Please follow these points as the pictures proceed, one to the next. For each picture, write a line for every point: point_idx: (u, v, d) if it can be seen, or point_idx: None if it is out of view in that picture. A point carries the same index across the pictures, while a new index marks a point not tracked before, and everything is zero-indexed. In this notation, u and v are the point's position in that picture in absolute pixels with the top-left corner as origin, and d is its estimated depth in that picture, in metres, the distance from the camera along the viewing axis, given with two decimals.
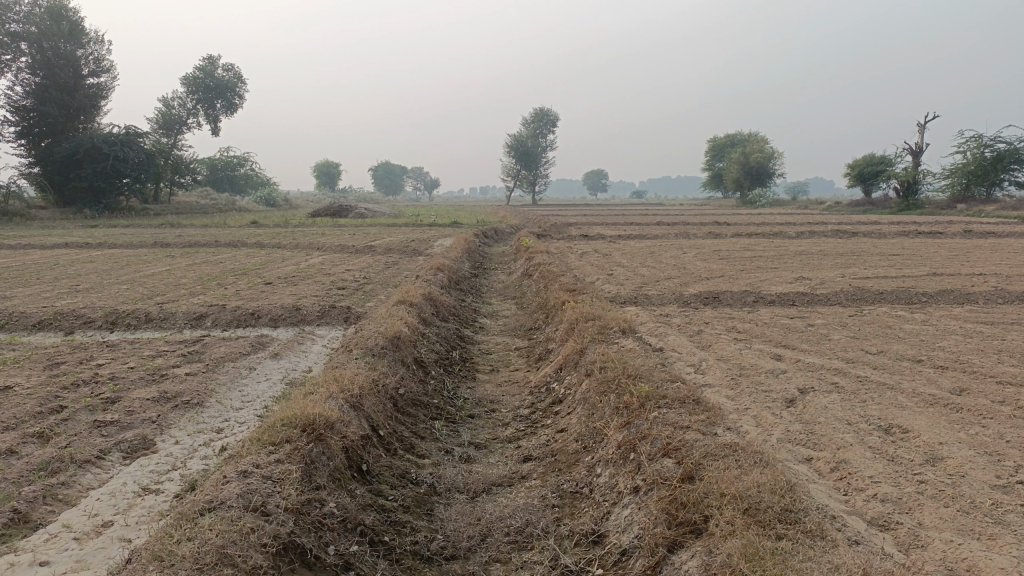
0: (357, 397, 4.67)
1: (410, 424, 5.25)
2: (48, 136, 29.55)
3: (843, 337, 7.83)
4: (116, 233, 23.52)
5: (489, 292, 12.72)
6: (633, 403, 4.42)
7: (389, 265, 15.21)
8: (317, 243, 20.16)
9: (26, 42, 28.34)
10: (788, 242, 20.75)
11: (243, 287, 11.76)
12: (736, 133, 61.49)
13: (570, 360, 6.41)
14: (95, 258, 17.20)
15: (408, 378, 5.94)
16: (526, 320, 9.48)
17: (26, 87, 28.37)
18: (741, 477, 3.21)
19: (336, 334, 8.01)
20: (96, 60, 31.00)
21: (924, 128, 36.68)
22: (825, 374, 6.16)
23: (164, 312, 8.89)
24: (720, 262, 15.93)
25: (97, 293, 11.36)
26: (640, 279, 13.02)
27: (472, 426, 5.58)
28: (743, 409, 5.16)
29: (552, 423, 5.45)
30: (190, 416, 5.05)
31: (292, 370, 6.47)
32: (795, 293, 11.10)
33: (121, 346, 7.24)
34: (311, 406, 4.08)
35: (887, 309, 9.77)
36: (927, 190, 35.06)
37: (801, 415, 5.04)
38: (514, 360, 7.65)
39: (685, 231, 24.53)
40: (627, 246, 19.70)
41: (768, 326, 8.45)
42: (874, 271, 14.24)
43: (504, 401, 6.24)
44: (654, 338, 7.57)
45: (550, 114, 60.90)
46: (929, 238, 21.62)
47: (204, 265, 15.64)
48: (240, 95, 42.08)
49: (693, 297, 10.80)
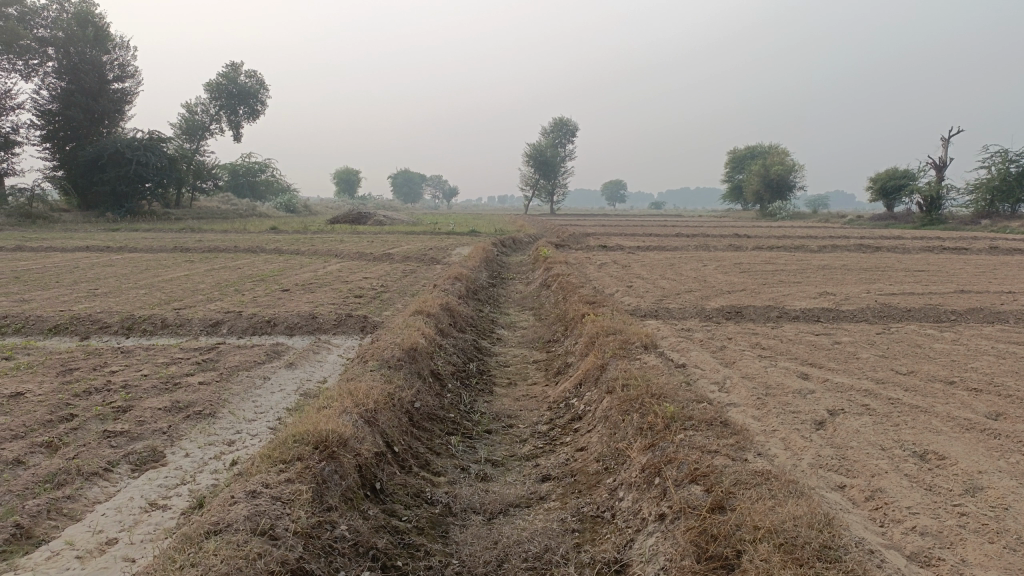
0: (372, 412, 4.53)
1: (426, 439, 5.11)
2: (72, 140, 29.89)
3: (871, 356, 7.61)
4: (137, 237, 23.65)
5: (507, 303, 12.58)
6: (657, 424, 4.26)
7: (407, 273, 15.12)
8: (335, 250, 20.14)
9: (53, 47, 28.57)
10: (810, 256, 20.48)
11: (260, 294, 11.70)
12: (757, 146, 61.09)
13: (590, 375, 6.24)
14: (116, 262, 17.28)
15: (424, 391, 5.80)
16: (544, 332, 9.33)
17: (52, 91, 28.64)
18: (775, 509, 3.04)
19: (352, 344, 7.89)
20: (121, 65, 31.30)
21: (948, 142, 36.23)
22: (855, 395, 5.95)
23: (180, 318, 8.82)
24: (741, 275, 15.71)
25: (115, 297, 11.35)
26: (661, 292, 12.84)
27: (489, 442, 5.43)
28: (771, 431, 4.97)
29: (572, 440, 5.29)
30: (201, 427, 4.94)
31: (306, 381, 6.35)
32: (820, 309, 10.87)
33: (135, 353, 7.17)
34: (324, 422, 3.95)
35: (915, 327, 9.52)
36: (951, 205, 34.60)
37: (832, 438, 4.84)
38: (532, 373, 7.49)
39: (705, 243, 24.30)
40: (646, 258, 19.49)
41: (793, 343, 8.24)
42: (899, 287, 13.97)
43: (522, 416, 6.08)
44: (676, 354, 7.39)
45: (570, 124, 60.80)
46: (955, 254, 21.28)
47: (223, 270, 15.65)
48: (262, 102, 42.35)
49: (715, 311, 10.61)
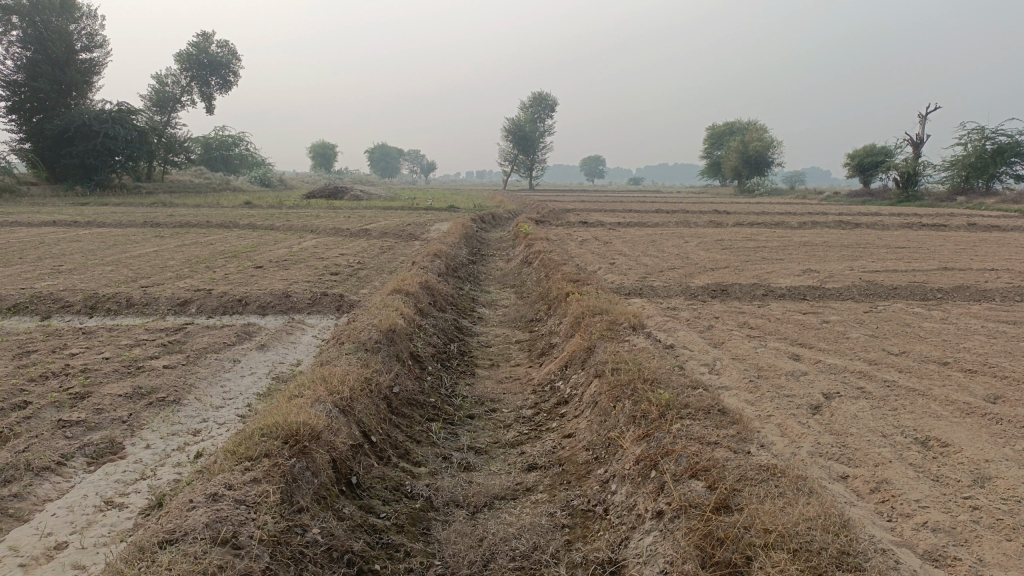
0: (348, 399, 4.25)
1: (406, 427, 4.84)
2: (40, 111, 28.96)
3: (861, 336, 7.43)
4: (106, 212, 23.02)
5: (487, 280, 12.30)
6: (652, 412, 4.02)
7: (384, 250, 14.75)
8: (311, 226, 19.72)
9: (18, 15, 27.60)
10: (790, 232, 20.37)
11: (232, 271, 11.32)
12: (735, 122, 60.98)
13: (576, 357, 5.99)
14: (83, 237, 16.75)
15: (403, 376, 5.52)
16: (527, 311, 9.05)
17: (17, 61, 27.68)
18: (785, 511, 2.82)
19: (327, 324, 7.57)
20: (89, 34, 30.32)
21: (925, 119, 36.26)
22: (849, 378, 5.76)
23: (147, 297, 8.44)
24: (723, 252, 15.54)
25: (80, 275, 10.90)
26: (644, 269, 12.62)
27: (472, 428, 5.17)
28: (766, 417, 4.75)
29: (558, 427, 5.06)
30: (165, 415, 4.63)
31: (279, 364, 6.04)
32: (805, 286, 10.70)
33: (97, 334, 6.81)
34: (296, 412, 3.66)
35: (903, 305, 9.37)
36: (927, 181, 34.73)
37: (830, 424, 4.65)
38: (514, 354, 7.24)
39: (685, 219, 24.14)
40: (627, 234, 19.26)
41: (782, 322, 8.05)
42: (882, 264, 13.86)
43: (506, 400, 5.83)
44: (663, 334, 7.16)
45: (549, 98, 60.17)
46: (933, 230, 21.29)
47: (194, 246, 15.19)
48: (235, 73, 41.36)
49: (701, 289, 10.39)
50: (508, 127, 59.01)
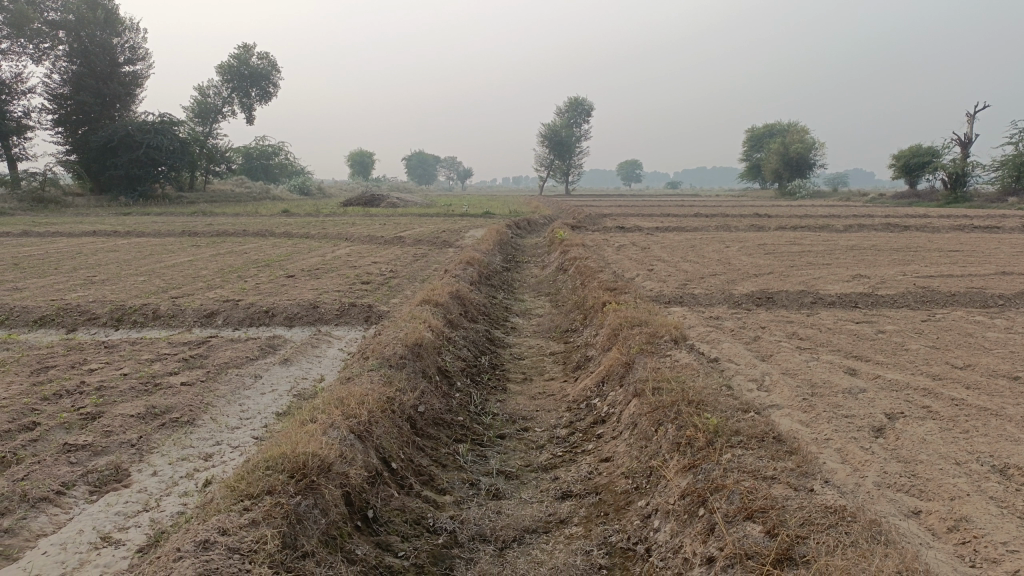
0: (366, 423, 3.94)
1: (431, 449, 4.52)
2: (85, 124, 29.46)
3: (921, 348, 6.93)
4: (147, 221, 23.20)
5: (522, 288, 11.97)
6: (699, 439, 3.63)
7: (418, 258, 14.52)
8: (346, 233, 19.62)
9: (64, 30, 28.12)
10: (836, 236, 19.67)
11: (263, 281, 11.16)
12: (775, 124, 59.84)
13: (614, 373, 5.63)
14: (121, 247, 16.84)
15: (429, 393, 5.20)
16: (562, 321, 8.70)
17: (63, 74, 28.20)
18: (858, 565, 2.43)
19: (354, 336, 7.31)
20: (132, 48, 30.80)
21: (974, 117, 35.08)
22: (913, 395, 5.29)
23: (174, 308, 8.26)
24: (767, 257, 14.98)
25: (112, 286, 10.83)
26: (684, 276, 12.18)
27: (501, 450, 4.84)
28: (823, 442, 4.34)
29: (594, 449, 4.71)
30: (176, 438, 4.37)
31: (302, 380, 5.77)
32: (856, 293, 10.17)
33: (120, 348, 6.63)
34: (307, 440, 3.35)
35: (962, 313, 8.80)
36: (976, 181, 33.56)
37: (896, 450, 4.22)
38: (548, 367, 6.90)
39: (725, 223, 23.52)
40: (666, 239, 18.80)
41: (834, 333, 7.57)
42: (935, 268, 13.21)
43: (539, 418, 5.49)
44: (707, 347, 6.75)
45: (586, 103, 59.80)
46: (986, 232, 20.41)
47: (228, 255, 15.11)
48: (274, 84, 41.75)
49: (745, 297, 9.93)
50: (545, 132, 58.63)
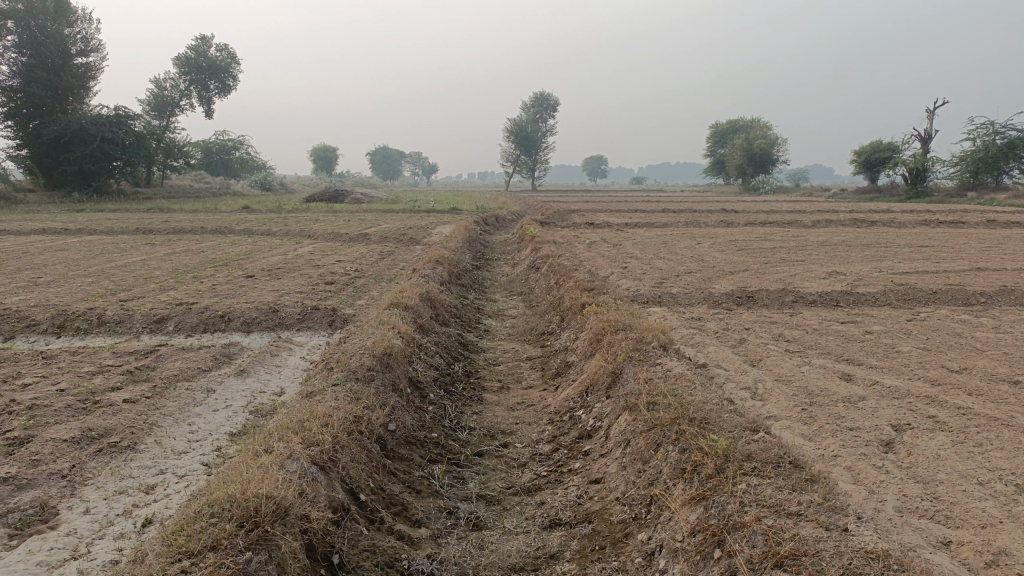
0: (330, 450, 3.49)
1: (402, 474, 4.08)
2: (36, 118, 28.23)
3: (913, 350, 6.63)
4: (100, 218, 22.31)
5: (493, 287, 11.54)
6: (707, 465, 3.26)
7: (384, 256, 13.99)
8: (309, 230, 18.99)
9: (13, 21, 26.90)
10: (805, 231, 19.54)
11: (220, 281, 10.58)
12: (739, 120, 60.06)
13: (600, 383, 5.24)
14: (71, 245, 16.06)
15: (400, 409, 4.74)
16: (537, 323, 8.29)
17: (12, 66, 27.00)
18: None
19: (318, 342, 6.82)
20: (85, 39, 29.61)
21: (934, 114, 35.44)
22: (916, 405, 4.98)
23: (122, 313, 7.67)
24: (740, 253, 14.73)
25: (57, 288, 10.17)
26: (659, 274, 11.85)
27: (480, 470, 4.42)
28: (831, 460, 4.00)
29: (582, 468, 4.32)
30: (114, 467, 3.87)
31: (259, 395, 5.27)
32: (836, 291, 9.91)
33: (59, 359, 6.06)
34: (262, 478, 2.90)
35: (947, 312, 8.57)
36: (936, 177, 33.92)
37: (912, 468, 3.89)
38: (526, 374, 6.49)
39: (694, 219, 23.32)
40: (637, 236, 18.46)
41: (822, 334, 7.26)
42: (909, 264, 13.06)
43: (520, 432, 5.07)
44: (693, 352, 6.39)
45: (551, 98, 59.41)
46: (951, 228, 20.46)
47: (184, 254, 14.43)
48: (234, 77, 40.69)
49: (724, 296, 9.60)
50: (510, 127, 58.14)
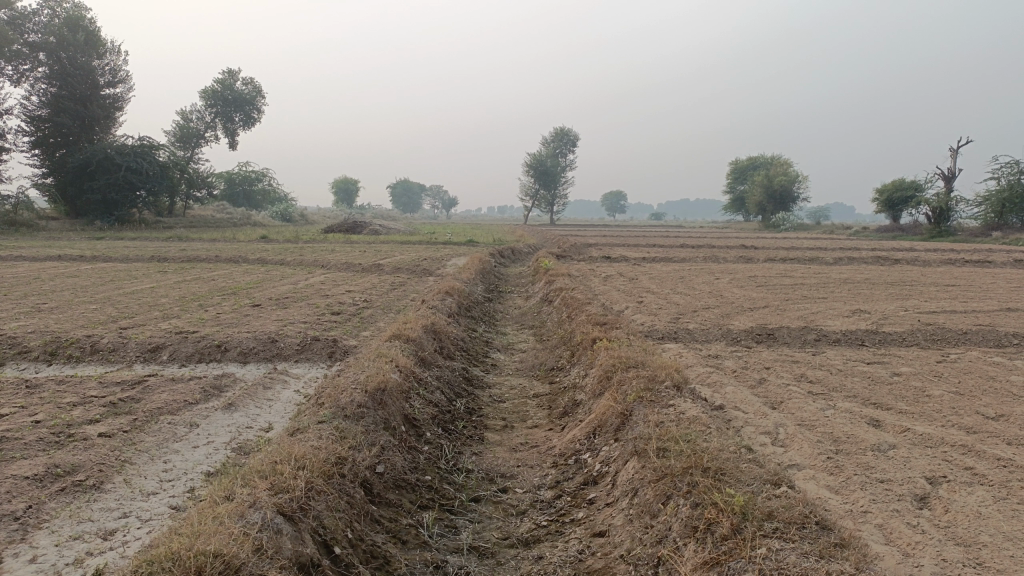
0: (301, 499, 3.16)
1: (388, 522, 3.73)
2: (63, 146, 28.52)
3: (946, 394, 6.21)
4: (118, 246, 22.30)
5: (504, 320, 11.23)
6: (722, 524, 2.93)
7: (395, 287, 13.74)
8: (323, 260, 18.84)
9: (44, 52, 27.30)
10: (827, 268, 19.10)
11: (225, 310, 10.35)
12: (758, 157, 59.74)
13: (608, 424, 4.89)
14: (84, 272, 15.97)
15: (391, 449, 4.41)
16: (546, 357, 7.95)
17: (42, 96, 27.35)
18: None
19: (314, 375, 6.53)
20: (112, 70, 30.00)
21: (957, 152, 34.99)
22: (953, 455, 4.57)
23: (116, 341, 7.42)
24: (759, 290, 14.34)
25: (60, 314, 9.98)
26: (676, 309, 11.49)
27: (475, 518, 4.07)
28: (860, 516, 3.62)
29: (586, 518, 3.95)
30: (75, 509, 3.56)
31: (246, 430, 4.97)
32: (861, 330, 9.49)
33: (44, 388, 5.79)
34: (217, 537, 2.58)
35: (978, 354, 8.13)
36: (959, 216, 33.31)
37: (951, 528, 3.49)
38: (532, 412, 6.13)
39: (713, 254, 22.97)
40: (654, 270, 18.08)
41: (847, 375, 6.85)
42: (936, 304, 12.60)
43: (521, 475, 4.72)
44: (709, 392, 6.03)
45: (570, 133, 59.53)
46: (978, 267, 19.94)
47: (194, 282, 14.26)
48: (258, 109, 41.07)
49: (743, 333, 9.21)
50: (530, 162, 58.29)
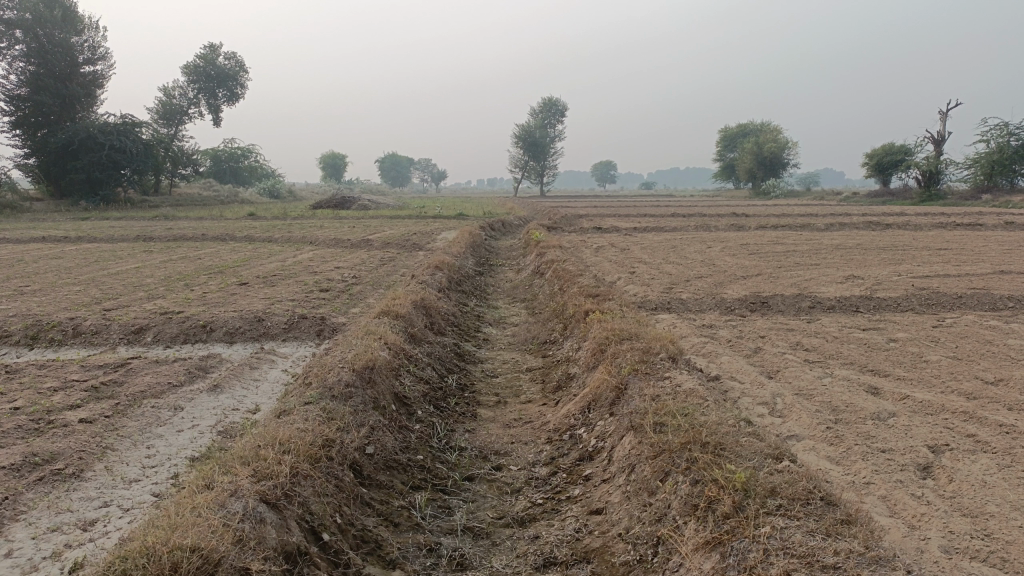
0: (286, 485, 3.05)
1: (380, 504, 3.62)
2: (45, 126, 28.01)
3: (943, 360, 6.13)
4: (103, 226, 21.97)
5: (496, 294, 11.09)
6: (724, 502, 2.83)
7: (385, 262, 13.54)
8: (311, 237, 18.58)
9: (20, 30, 26.67)
10: (819, 234, 19.01)
11: (211, 289, 10.18)
12: (748, 124, 59.37)
13: (603, 399, 4.78)
14: (68, 253, 15.70)
15: (381, 430, 4.29)
16: (539, 331, 7.84)
17: (20, 75, 26.78)
18: None
19: (302, 354, 6.40)
20: (92, 47, 29.37)
21: (947, 115, 34.77)
22: (954, 422, 4.49)
23: (99, 323, 7.25)
24: (752, 257, 14.23)
25: (43, 297, 9.79)
26: (669, 279, 11.37)
27: (469, 498, 3.96)
28: (863, 488, 3.53)
29: (582, 495, 3.85)
30: (54, 499, 3.44)
31: (232, 413, 4.84)
32: (855, 296, 9.39)
33: (24, 373, 5.64)
34: (197, 534, 2.46)
35: (974, 318, 8.05)
36: (949, 179, 33.22)
37: (956, 498, 3.40)
38: (525, 387, 6.02)
39: (704, 223, 22.81)
40: (646, 240, 17.91)
41: (843, 342, 6.76)
42: (930, 268, 12.52)
43: (515, 452, 4.61)
44: (704, 363, 5.92)
45: (559, 104, 59.03)
46: (969, 230, 19.88)
47: (180, 261, 14.04)
48: (243, 85, 40.44)
49: (737, 302, 9.11)
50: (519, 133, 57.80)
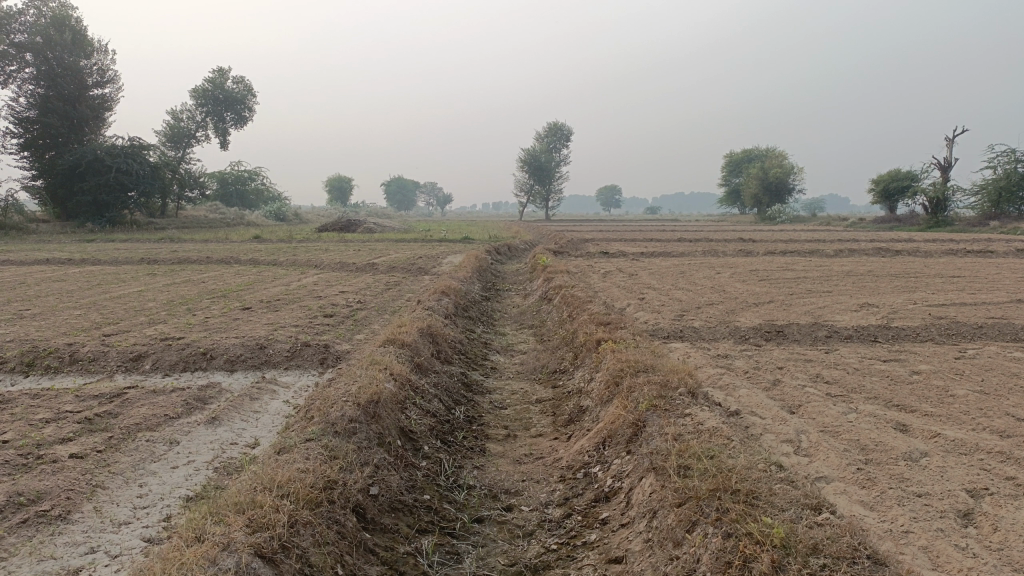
0: (284, 536, 2.84)
1: (385, 550, 3.40)
2: (53, 148, 28.06)
3: (971, 394, 5.88)
4: (108, 249, 21.87)
5: (503, 320, 10.87)
6: (761, 560, 2.61)
7: (390, 287, 13.36)
8: (316, 260, 18.43)
9: (31, 53, 26.77)
10: (828, 261, 18.79)
11: (213, 314, 9.98)
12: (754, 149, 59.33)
13: (619, 435, 4.56)
14: (71, 276, 15.54)
15: (386, 468, 4.08)
16: (549, 359, 7.62)
17: (29, 98, 26.88)
18: None
19: (304, 384, 6.18)
20: (101, 70, 29.51)
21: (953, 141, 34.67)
22: (991, 463, 4.25)
23: (96, 350, 7.04)
24: (762, 284, 14.00)
25: (42, 321, 9.61)
26: (679, 306, 11.15)
27: (478, 542, 3.73)
28: (902, 537, 3.30)
29: (600, 540, 3.62)
30: (37, 544, 3.22)
31: (230, 447, 4.62)
32: (872, 325, 9.15)
33: (16, 402, 5.43)
34: None
35: (996, 349, 7.81)
36: (957, 206, 33.03)
37: (1005, 550, 3.16)
38: (535, 420, 5.79)
39: (712, 248, 22.62)
40: (653, 266, 17.71)
41: (865, 374, 6.53)
42: (945, 296, 12.26)
43: (526, 491, 4.38)
44: (722, 396, 5.69)
45: (564, 129, 59.33)
46: (980, 257, 19.62)
47: (184, 285, 13.88)
48: (251, 108, 40.61)
49: (751, 331, 8.88)
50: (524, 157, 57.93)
